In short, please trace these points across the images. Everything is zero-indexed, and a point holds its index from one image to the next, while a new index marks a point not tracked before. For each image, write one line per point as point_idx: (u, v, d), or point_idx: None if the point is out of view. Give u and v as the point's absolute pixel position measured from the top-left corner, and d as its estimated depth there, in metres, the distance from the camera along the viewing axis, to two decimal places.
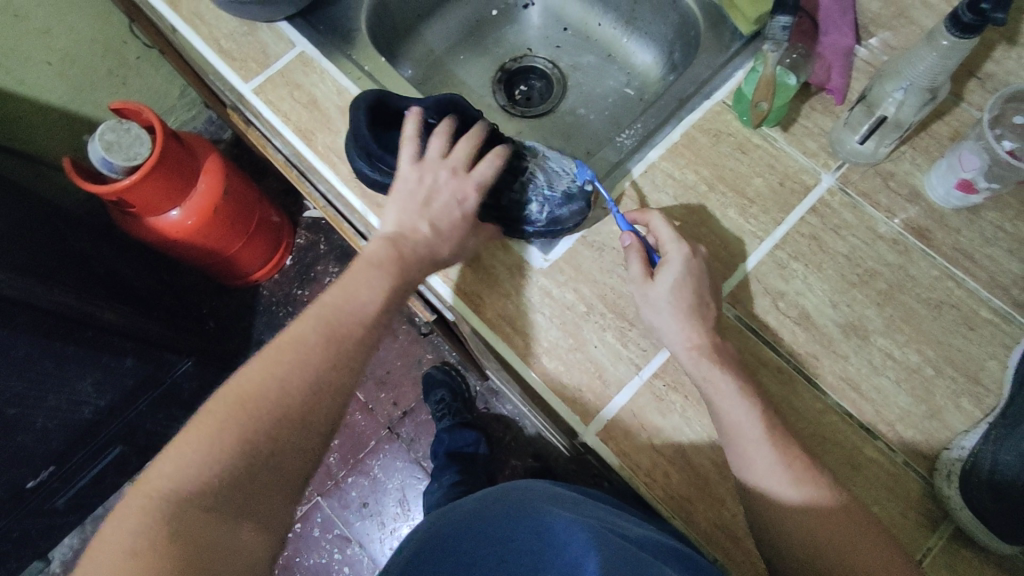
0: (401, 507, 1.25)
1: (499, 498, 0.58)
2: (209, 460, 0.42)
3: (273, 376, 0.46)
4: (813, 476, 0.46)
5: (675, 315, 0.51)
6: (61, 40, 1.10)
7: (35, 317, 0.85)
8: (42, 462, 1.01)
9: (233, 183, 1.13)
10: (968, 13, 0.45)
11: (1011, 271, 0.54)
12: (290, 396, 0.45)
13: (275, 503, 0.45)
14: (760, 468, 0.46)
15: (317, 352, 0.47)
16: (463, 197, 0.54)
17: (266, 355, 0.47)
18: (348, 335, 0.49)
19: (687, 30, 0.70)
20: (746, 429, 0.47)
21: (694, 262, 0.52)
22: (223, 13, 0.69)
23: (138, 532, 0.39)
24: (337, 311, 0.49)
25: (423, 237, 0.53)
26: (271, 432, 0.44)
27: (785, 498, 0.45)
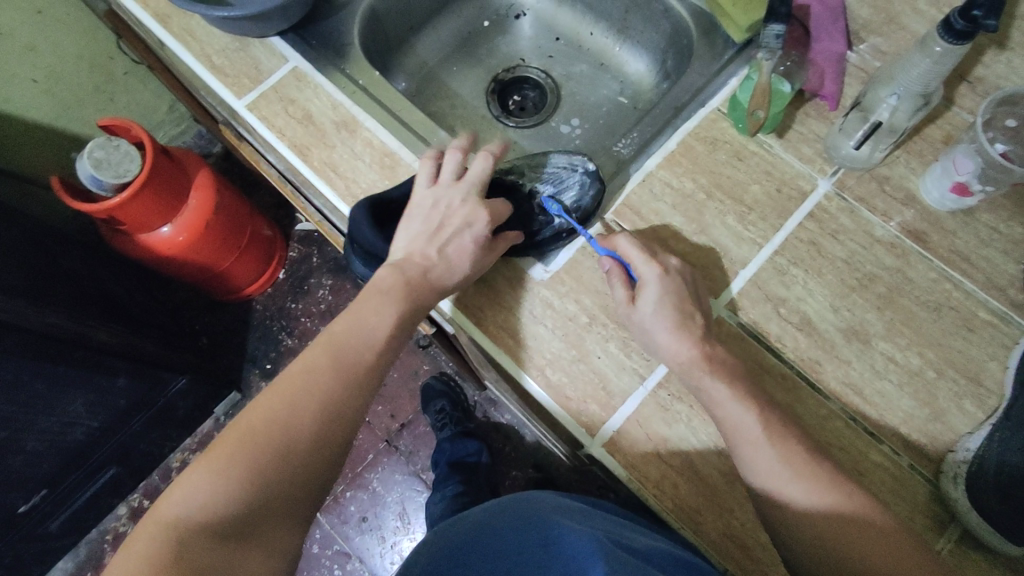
0: (401, 521, 1.24)
1: (507, 509, 0.58)
2: (220, 484, 0.42)
3: (282, 399, 0.47)
4: (815, 471, 0.46)
5: (665, 332, 0.50)
6: (46, 58, 1.09)
7: (23, 339, 0.83)
8: (32, 486, 1.00)
9: (224, 198, 1.12)
10: (960, 19, 0.45)
11: (1008, 272, 0.54)
12: (300, 417, 0.46)
13: (285, 533, 0.44)
14: (761, 464, 0.46)
15: (324, 374, 0.49)
16: (475, 221, 0.55)
17: (277, 385, 0.48)
18: (354, 359, 0.50)
19: (679, 39, 0.70)
20: (742, 428, 0.47)
21: (666, 280, 0.52)
22: (214, 29, 0.68)
23: (145, 558, 0.38)
24: (343, 337, 0.51)
25: (434, 264, 0.54)
26: (281, 453, 0.45)
27: (795, 502, 0.45)
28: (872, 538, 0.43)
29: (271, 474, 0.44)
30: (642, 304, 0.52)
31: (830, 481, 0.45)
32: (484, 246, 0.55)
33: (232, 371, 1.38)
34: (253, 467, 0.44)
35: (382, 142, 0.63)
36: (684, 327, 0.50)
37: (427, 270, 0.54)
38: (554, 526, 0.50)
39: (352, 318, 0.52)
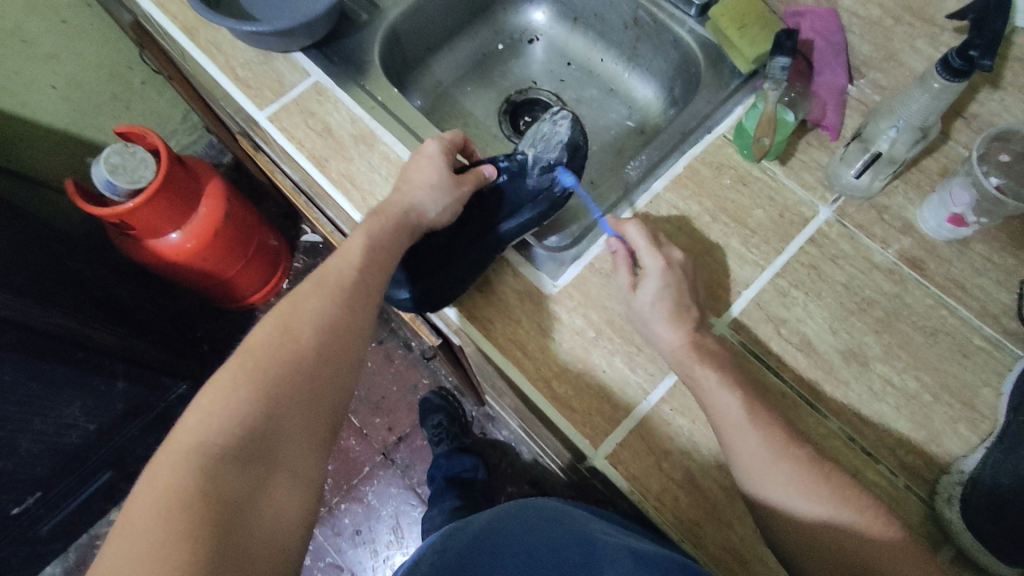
0: (395, 535, 1.23)
1: (526, 519, 0.59)
2: (228, 413, 0.43)
3: (277, 328, 0.48)
4: (796, 454, 0.46)
5: (660, 323, 0.52)
6: (67, 65, 1.11)
7: (27, 337, 0.84)
8: (27, 488, 1.00)
9: (234, 207, 1.14)
10: (958, 58, 0.48)
11: (1002, 301, 0.56)
12: (296, 339, 0.48)
13: (300, 458, 0.45)
14: (745, 450, 0.47)
15: (313, 299, 0.50)
16: (424, 148, 0.59)
17: (273, 321, 0.49)
18: (339, 282, 0.52)
19: (687, 68, 0.73)
20: (728, 415, 0.48)
21: (669, 273, 0.53)
22: (240, 43, 0.71)
23: (166, 483, 0.39)
24: (328, 269, 0.53)
25: (398, 190, 0.57)
26: (283, 374, 0.46)
27: (782, 484, 0.45)
28: (832, 506, 0.44)
29: (277, 400, 0.45)
30: (647, 291, 0.53)
31: (811, 464, 0.46)
32: (439, 159, 0.58)
33: None
34: (258, 389, 0.45)
35: (398, 156, 0.65)
36: (688, 345, 0.51)
37: (395, 199, 0.57)
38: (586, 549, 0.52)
39: (345, 262, 0.53)
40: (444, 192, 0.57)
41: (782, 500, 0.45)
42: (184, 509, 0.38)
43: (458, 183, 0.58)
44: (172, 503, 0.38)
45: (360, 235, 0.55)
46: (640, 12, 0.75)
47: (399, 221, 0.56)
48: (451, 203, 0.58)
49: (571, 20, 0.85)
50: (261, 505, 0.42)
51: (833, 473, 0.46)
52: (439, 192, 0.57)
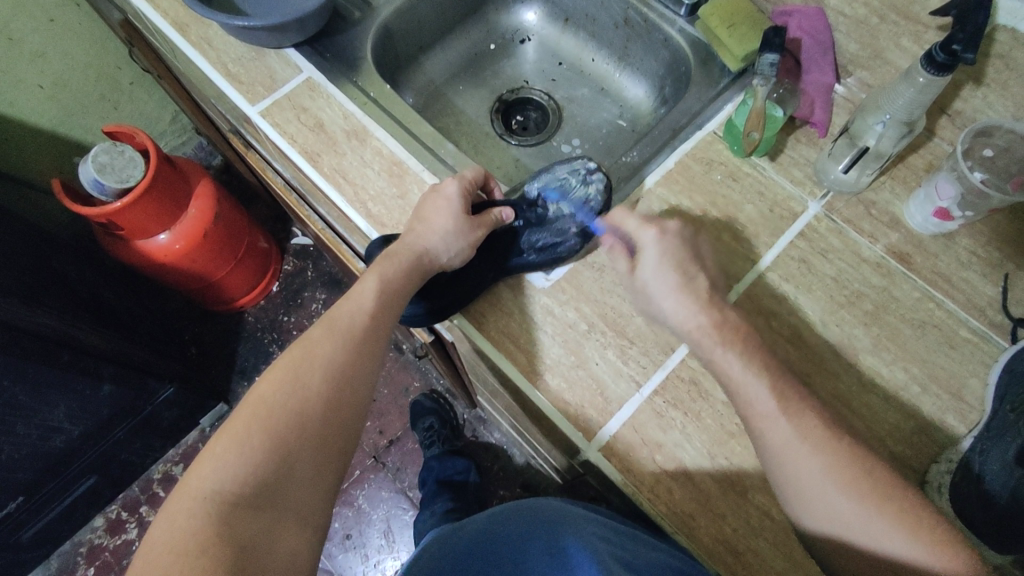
0: (385, 539, 1.22)
1: (519, 522, 0.60)
2: (242, 458, 0.44)
3: (288, 371, 0.48)
4: (834, 444, 0.45)
5: (671, 299, 0.52)
6: (54, 65, 1.11)
7: (13, 336, 0.83)
8: (9, 493, 0.98)
9: (224, 209, 1.13)
10: (942, 52, 0.49)
11: (987, 293, 0.57)
12: (308, 384, 0.48)
13: (311, 499, 0.45)
14: (779, 442, 0.46)
15: (324, 343, 0.50)
16: (442, 187, 0.58)
17: (283, 364, 0.49)
18: (350, 326, 0.52)
19: (678, 67, 0.74)
20: (758, 405, 0.47)
21: (662, 241, 0.54)
22: (231, 39, 0.70)
23: (182, 531, 0.39)
24: (339, 313, 0.53)
25: (413, 231, 0.57)
26: (295, 418, 0.46)
27: (808, 482, 0.45)
28: (868, 500, 0.44)
29: (289, 444, 0.45)
30: (649, 265, 0.53)
31: (849, 457, 0.45)
32: (456, 202, 0.57)
33: (220, 383, 1.36)
34: (270, 434, 0.45)
35: (391, 152, 0.65)
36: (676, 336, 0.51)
37: (408, 240, 0.56)
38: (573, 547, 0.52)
39: (358, 304, 0.53)
40: (458, 237, 0.56)
41: (813, 492, 0.45)
42: (202, 557, 0.38)
43: (472, 226, 0.57)
44: (190, 553, 0.38)
45: (372, 278, 0.54)
46: (631, 12, 0.75)
47: (411, 265, 0.55)
48: (464, 246, 0.56)
49: (562, 21, 0.86)
50: (276, 551, 0.42)
51: (872, 467, 0.45)
52: (453, 238, 0.56)
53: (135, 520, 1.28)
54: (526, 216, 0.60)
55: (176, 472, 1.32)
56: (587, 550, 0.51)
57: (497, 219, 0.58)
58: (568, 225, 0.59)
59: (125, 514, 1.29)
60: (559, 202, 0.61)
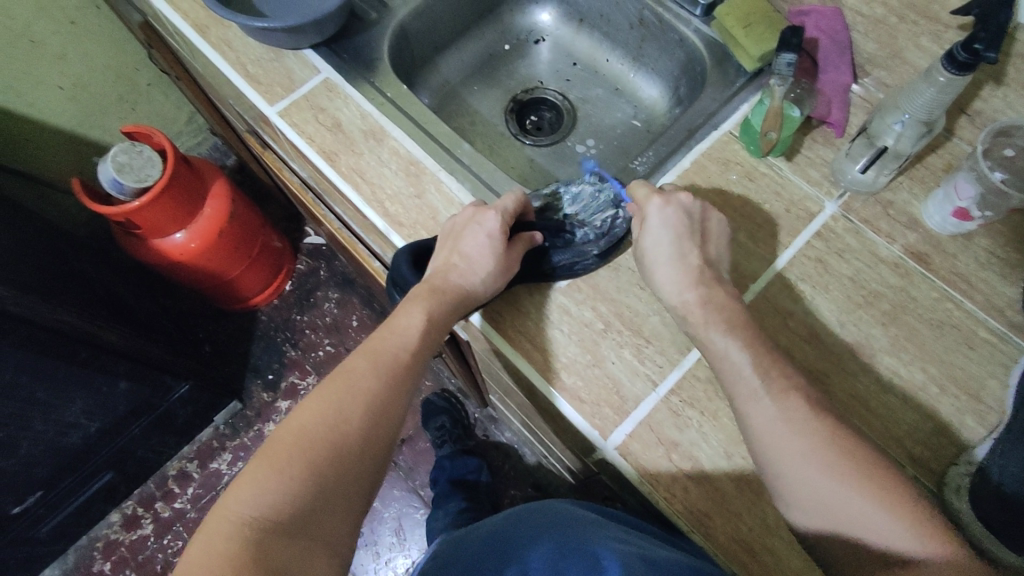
0: (397, 537, 1.23)
1: (532, 525, 0.60)
2: (280, 484, 0.44)
3: (331, 401, 0.49)
4: (821, 426, 0.45)
5: (667, 270, 0.54)
6: (74, 66, 1.12)
7: (32, 333, 0.84)
8: (28, 487, 1.00)
9: (238, 208, 1.14)
10: (963, 52, 0.48)
11: (1007, 294, 0.57)
12: (349, 417, 0.48)
13: (339, 528, 0.46)
14: (759, 423, 0.46)
15: (367, 376, 0.51)
16: (485, 219, 0.56)
17: (326, 393, 0.50)
18: (393, 361, 0.52)
19: (693, 67, 0.74)
20: (739, 387, 0.48)
21: (666, 211, 0.55)
22: (250, 40, 0.71)
23: (218, 553, 0.40)
24: (383, 345, 0.53)
25: (454, 267, 0.55)
26: (335, 450, 0.47)
27: (787, 464, 0.44)
28: (847, 481, 0.43)
29: (326, 475, 0.46)
30: (651, 233, 0.55)
31: (830, 436, 0.44)
32: (499, 241, 0.56)
33: (234, 381, 1.38)
34: (309, 463, 0.46)
35: (407, 151, 0.65)
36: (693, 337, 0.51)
37: (449, 275, 0.55)
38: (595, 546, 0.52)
39: (402, 337, 0.53)
40: (498, 277, 0.56)
41: (793, 474, 0.44)
42: None
43: (512, 266, 0.56)
44: None
45: (419, 311, 0.54)
46: (646, 12, 0.76)
47: (455, 303, 0.54)
48: (502, 284, 0.56)
49: (577, 21, 0.86)
50: None
51: (855, 449, 0.44)
52: (494, 279, 0.55)
53: (150, 515, 1.29)
54: (552, 233, 0.60)
55: (191, 469, 1.33)
56: (613, 549, 0.51)
57: (530, 243, 0.58)
58: (590, 245, 0.58)
59: (140, 510, 1.30)
60: (585, 223, 0.60)
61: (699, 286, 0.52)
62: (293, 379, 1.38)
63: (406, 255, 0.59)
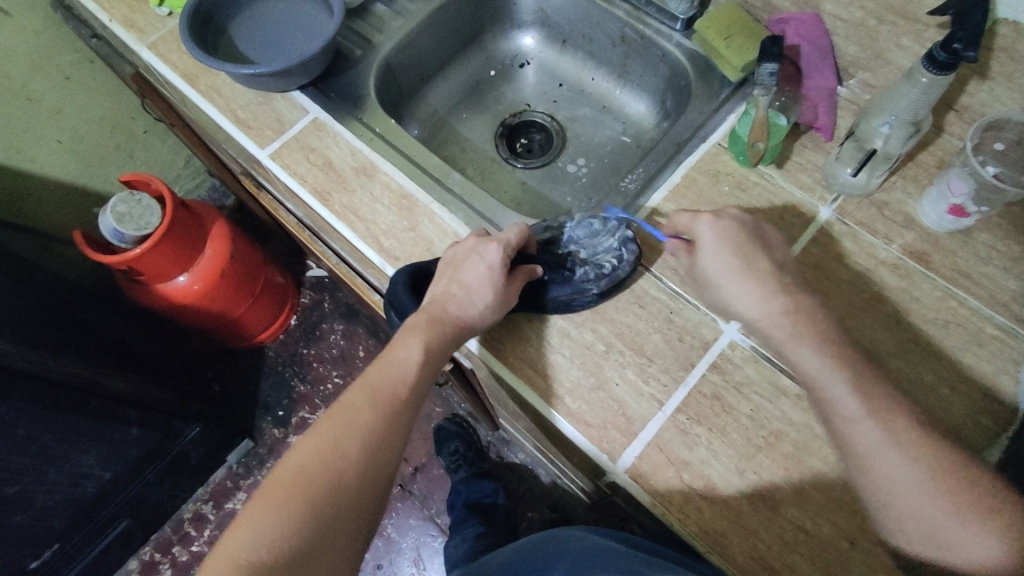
0: (416, 567, 1.21)
1: (552, 558, 0.61)
2: (277, 526, 0.44)
3: (329, 436, 0.48)
4: (930, 450, 0.42)
5: (738, 285, 0.49)
6: (71, 119, 1.14)
7: (40, 388, 0.84)
8: (44, 540, 1.00)
9: (239, 248, 1.15)
10: (942, 51, 0.48)
11: (1011, 288, 0.56)
12: (347, 454, 0.48)
13: (337, 565, 0.46)
14: (865, 447, 0.43)
15: (365, 411, 0.50)
16: (485, 250, 0.56)
17: (324, 428, 0.49)
18: (391, 394, 0.52)
19: (677, 80, 0.74)
20: (840, 406, 0.44)
21: (720, 228, 0.52)
22: (239, 86, 0.72)
23: None
24: (381, 376, 0.52)
25: (453, 297, 0.55)
26: (332, 487, 0.47)
27: (884, 473, 0.42)
28: (945, 495, 0.41)
29: (324, 514, 0.46)
30: (707, 250, 0.52)
31: (932, 447, 0.42)
32: (499, 273, 0.55)
33: (244, 419, 1.37)
34: (307, 503, 0.45)
35: (399, 185, 0.66)
36: None
37: (446, 305, 0.54)
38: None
39: (401, 367, 0.52)
40: (495, 310, 0.55)
41: (891, 483, 0.42)
42: None
43: (508, 295, 0.55)
44: None
45: (415, 343, 0.53)
46: (627, 30, 0.76)
47: (451, 335, 0.54)
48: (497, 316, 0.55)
49: (559, 42, 0.86)
50: None
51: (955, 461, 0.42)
52: (491, 311, 0.55)
53: (168, 560, 1.29)
54: (551, 268, 0.58)
55: (206, 511, 1.33)
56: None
57: (530, 275, 0.56)
58: (589, 284, 0.57)
59: (157, 555, 1.29)
60: (587, 261, 0.58)
61: (780, 296, 0.48)
62: (303, 413, 1.38)
63: (405, 276, 0.59)
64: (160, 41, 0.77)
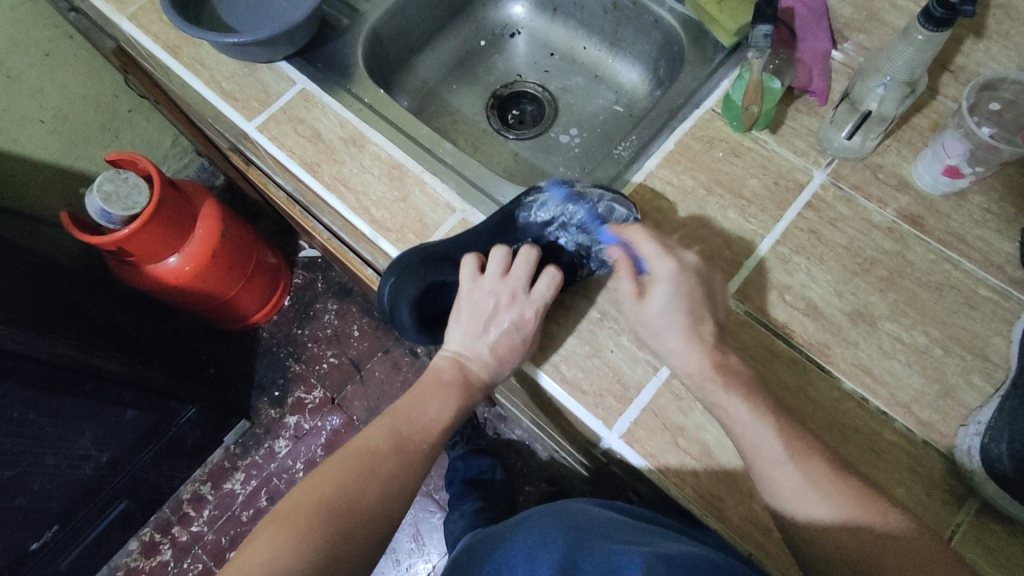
0: (415, 543, 1.22)
1: (531, 533, 0.56)
2: (289, 546, 0.46)
3: (355, 471, 0.52)
4: (854, 501, 0.44)
5: (675, 338, 0.51)
6: (53, 98, 1.12)
7: (35, 370, 0.84)
8: (43, 522, 1.00)
9: (230, 228, 1.14)
10: (940, 8, 0.47)
11: (1005, 250, 0.56)
12: (366, 492, 0.51)
13: None
14: (785, 487, 0.45)
15: (391, 458, 0.54)
16: (521, 319, 0.54)
17: (349, 462, 0.52)
18: (414, 446, 0.55)
19: (671, 47, 0.73)
20: (763, 451, 0.46)
21: (680, 276, 0.52)
22: (223, 57, 0.71)
23: None
24: (409, 423, 0.56)
25: (485, 364, 0.56)
26: (349, 524, 0.49)
27: (811, 516, 0.45)
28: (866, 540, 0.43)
29: (336, 547, 0.48)
30: (656, 298, 0.52)
31: (855, 494, 0.45)
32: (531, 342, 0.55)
33: (241, 400, 1.37)
34: (324, 530, 0.48)
35: (390, 156, 0.65)
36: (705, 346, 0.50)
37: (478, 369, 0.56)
38: (608, 550, 0.48)
39: (426, 415, 0.57)
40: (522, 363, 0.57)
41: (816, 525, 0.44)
42: None
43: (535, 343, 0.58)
44: None
45: (453, 396, 0.57)
46: None
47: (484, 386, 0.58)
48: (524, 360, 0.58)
49: (550, 11, 0.85)
50: None
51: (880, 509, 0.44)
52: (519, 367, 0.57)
53: (168, 540, 1.29)
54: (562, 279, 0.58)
55: (205, 491, 1.33)
56: (625, 551, 0.47)
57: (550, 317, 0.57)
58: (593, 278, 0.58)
59: (157, 536, 1.30)
60: (591, 252, 0.57)
61: (716, 353, 0.50)
62: (299, 394, 1.38)
63: (411, 293, 0.57)
64: (140, 12, 0.75)
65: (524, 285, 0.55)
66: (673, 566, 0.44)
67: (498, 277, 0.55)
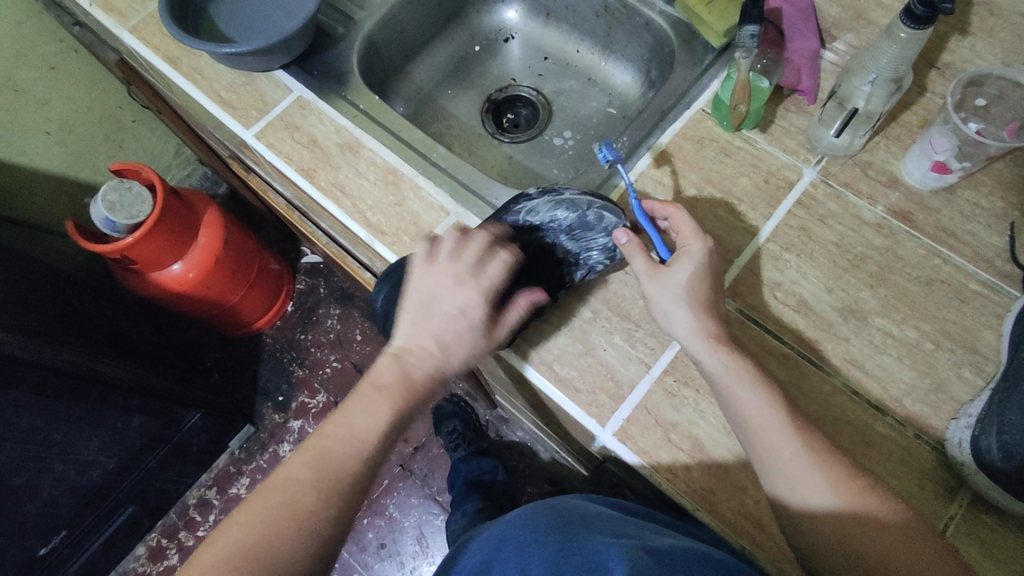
0: (419, 545, 1.23)
1: (522, 530, 0.56)
2: None
3: (266, 511, 0.48)
4: (869, 498, 0.45)
5: (685, 309, 0.50)
6: (58, 110, 1.14)
7: (40, 379, 0.85)
8: (52, 528, 1.01)
9: (232, 235, 1.15)
10: (921, 6, 0.48)
11: (994, 244, 0.56)
12: (278, 535, 0.47)
13: None
14: (803, 484, 0.45)
15: (308, 488, 0.49)
16: (466, 300, 0.52)
17: (263, 502, 0.49)
18: (337, 468, 0.50)
19: (661, 49, 0.74)
20: (779, 449, 0.46)
21: (710, 257, 0.52)
22: (222, 66, 0.72)
23: None
24: (333, 444, 0.51)
25: (423, 353, 0.52)
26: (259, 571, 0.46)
27: (825, 512, 0.44)
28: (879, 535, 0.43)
29: None
30: (679, 272, 0.51)
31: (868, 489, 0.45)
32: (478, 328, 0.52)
33: (245, 405, 1.39)
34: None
35: (385, 161, 0.66)
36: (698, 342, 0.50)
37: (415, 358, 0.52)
38: (599, 543, 0.49)
39: (354, 428, 0.51)
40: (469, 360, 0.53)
41: (830, 520, 0.44)
42: None
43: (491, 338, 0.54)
44: None
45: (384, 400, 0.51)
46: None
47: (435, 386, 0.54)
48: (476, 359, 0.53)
49: (543, 15, 0.86)
50: None
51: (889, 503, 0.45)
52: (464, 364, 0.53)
53: (175, 545, 1.31)
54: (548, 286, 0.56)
55: (211, 496, 1.34)
56: (615, 544, 0.47)
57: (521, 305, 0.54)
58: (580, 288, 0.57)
59: (164, 541, 1.31)
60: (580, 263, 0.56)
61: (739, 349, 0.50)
62: (303, 398, 1.39)
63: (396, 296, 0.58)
64: (141, 25, 0.76)
65: (475, 266, 0.53)
66: (661, 562, 0.44)
67: (450, 253, 0.53)
